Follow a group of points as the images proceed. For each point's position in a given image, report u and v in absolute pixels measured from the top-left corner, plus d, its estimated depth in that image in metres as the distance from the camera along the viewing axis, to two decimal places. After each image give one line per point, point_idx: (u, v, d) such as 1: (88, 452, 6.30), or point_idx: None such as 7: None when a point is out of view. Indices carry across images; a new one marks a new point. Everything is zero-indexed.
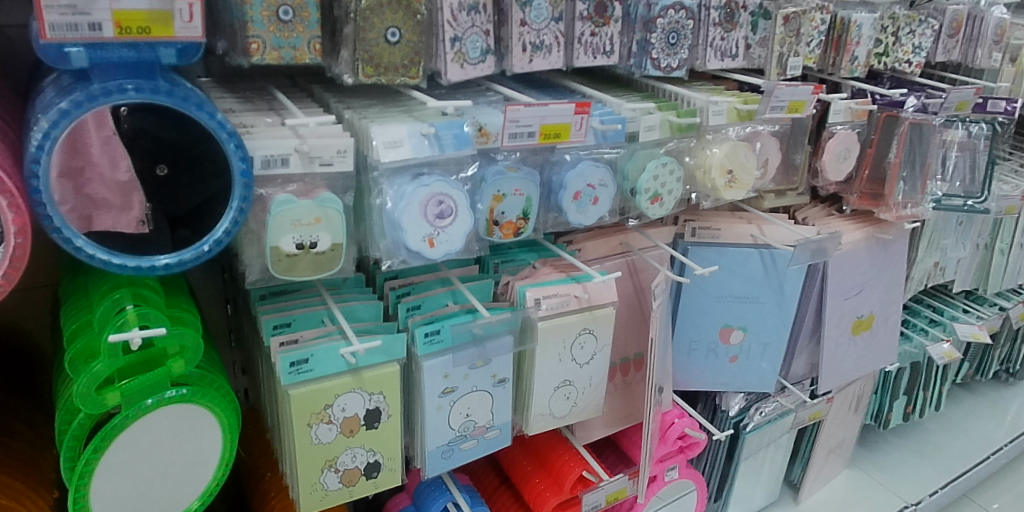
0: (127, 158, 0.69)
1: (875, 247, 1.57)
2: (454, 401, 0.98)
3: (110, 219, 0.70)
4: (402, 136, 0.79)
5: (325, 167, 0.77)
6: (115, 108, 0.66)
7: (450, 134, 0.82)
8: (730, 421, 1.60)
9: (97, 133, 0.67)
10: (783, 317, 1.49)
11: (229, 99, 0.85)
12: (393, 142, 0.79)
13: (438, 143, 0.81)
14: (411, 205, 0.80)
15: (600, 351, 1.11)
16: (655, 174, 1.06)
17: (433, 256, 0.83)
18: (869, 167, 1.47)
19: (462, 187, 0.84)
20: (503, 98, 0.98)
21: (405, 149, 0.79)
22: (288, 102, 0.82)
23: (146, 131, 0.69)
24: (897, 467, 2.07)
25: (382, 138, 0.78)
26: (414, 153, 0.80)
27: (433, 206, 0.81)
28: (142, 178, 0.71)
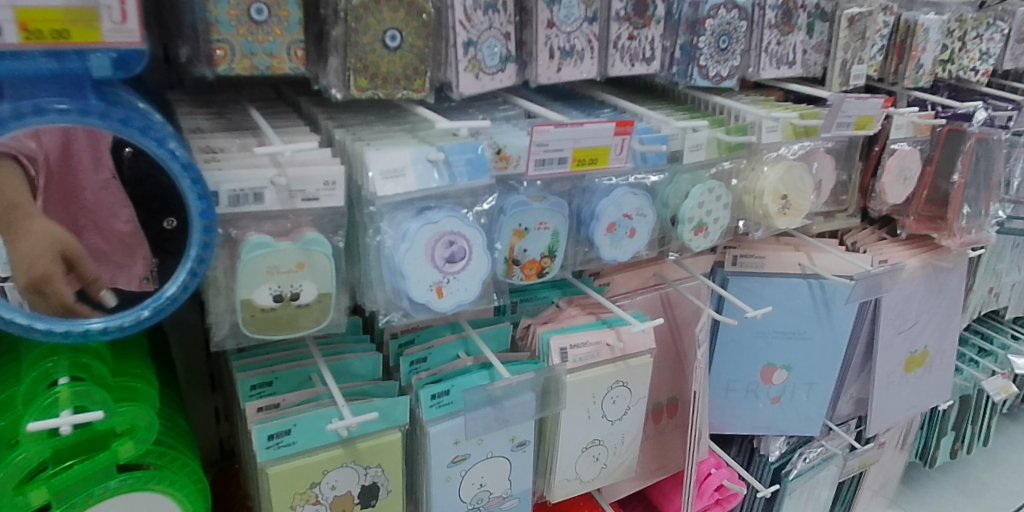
0: (127, 206, 0.56)
1: (932, 275, 1.41)
2: (465, 470, 0.83)
3: (105, 277, 0.57)
4: (404, 163, 0.65)
5: (309, 202, 0.61)
6: (117, 148, 0.53)
7: (463, 160, 0.67)
8: (770, 468, 1.44)
9: (92, 176, 0.54)
10: (833, 355, 1.34)
11: (200, 114, 0.71)
12: (393, 170, 0.64)
13: (448, 171, 0.67)
14: (416, 246, 0.65)
15: (635, 405, 0.96)
16: (701, 201, 0.91)
17: (442, 309, 0.68)
18: (928, 188, 1.32)
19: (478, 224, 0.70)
20: (524, 112, 0.85)
21: (408, 179, 0.65)
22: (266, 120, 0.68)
23: (152, 176, 0.55)
24: (944, 508, 1.90)
25: (381, 166, 0.63)
26: (419, 183, 0.65)
27: (442, 247, 0.67)
28: (147, 231, 0.56)
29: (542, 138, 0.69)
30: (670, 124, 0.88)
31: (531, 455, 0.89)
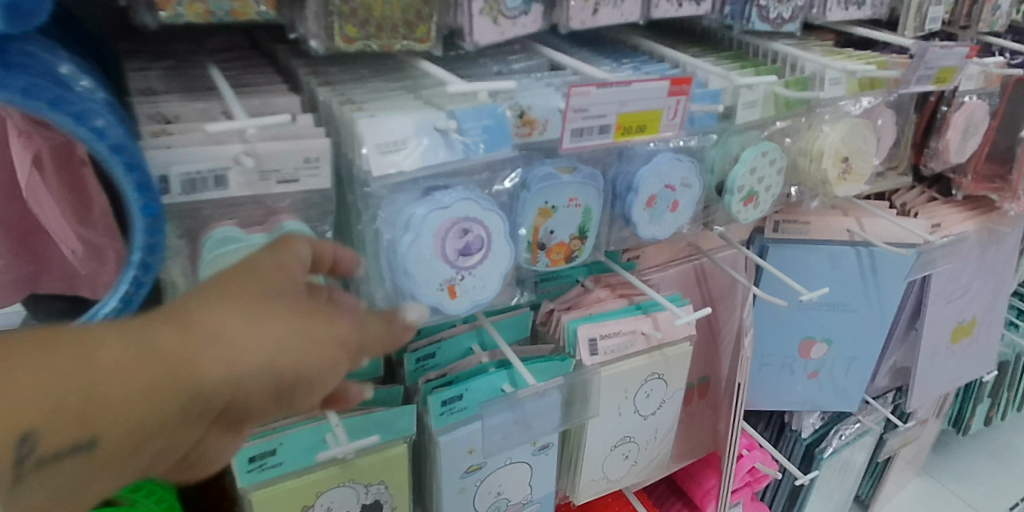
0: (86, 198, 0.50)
1: (988, 240, 1.29)
2: (480, 480, 0.73)
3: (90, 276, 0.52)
4: (406, 134, 0.52)
5: (287, 185, 0.49)
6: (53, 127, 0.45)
7: (478, 129, 0.55)
8: (801, 444, 1.35)
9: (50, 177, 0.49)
10: (879, 329, 1.22)
11: (153, 71, 0.58)
12: (394, 144, 0.51)
13: (459, 143, 0.54)
14: (422, 238, 0.53)
15: (671, 398, 0.85)
16: (754, 167, 0.79)
17: (455, 311, 0.57)
18: (990, 144, 1.18)
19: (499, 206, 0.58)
20: (547, 63, 0.72)
21: (412, 154, 0.52)
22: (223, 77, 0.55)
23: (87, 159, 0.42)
24: (973, 476, 1.83)
25: (377, 138, 0.50)
26: (426, 158, 0.53)
27: (455, 235, 0.55)
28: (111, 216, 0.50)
29: (584, 103, 0.57)
30: (737, 82, 0.74)
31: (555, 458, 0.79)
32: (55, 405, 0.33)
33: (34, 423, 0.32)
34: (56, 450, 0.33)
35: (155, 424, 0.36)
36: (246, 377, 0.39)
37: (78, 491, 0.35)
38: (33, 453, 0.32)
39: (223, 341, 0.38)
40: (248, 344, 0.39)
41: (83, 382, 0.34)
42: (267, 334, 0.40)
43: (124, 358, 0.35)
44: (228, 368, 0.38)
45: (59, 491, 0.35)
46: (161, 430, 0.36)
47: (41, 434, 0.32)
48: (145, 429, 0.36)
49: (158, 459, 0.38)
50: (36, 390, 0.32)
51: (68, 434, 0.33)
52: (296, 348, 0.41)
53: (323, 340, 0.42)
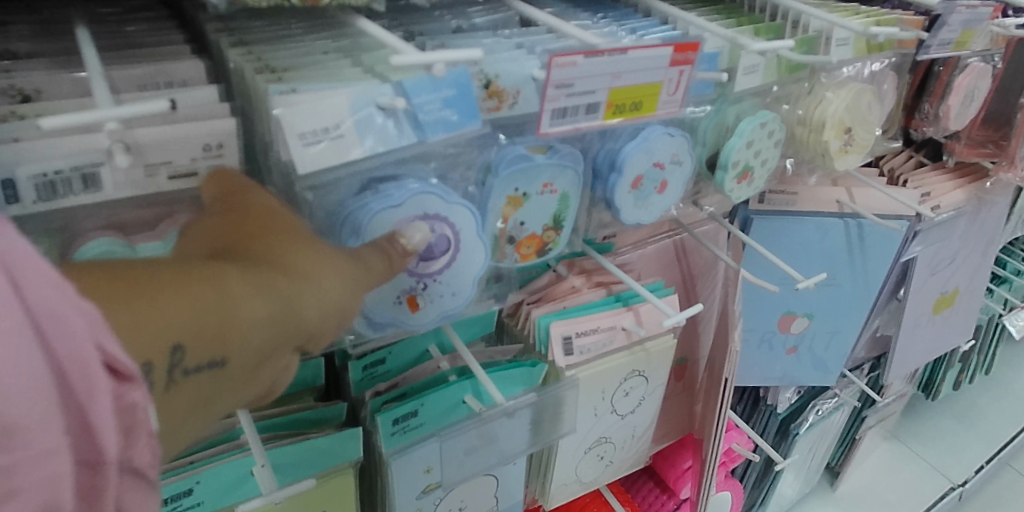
0: None
1: (977, 209, 1.23)
2: (439, 498, 0.65)
3: None
4: (342, 115, 0.41)
5: (180, 179, 0.42)
6: None
7: (436, 101, 0.45)
8: (777, 419, 1.30)
9: None
10: (864, 302, 1.15)
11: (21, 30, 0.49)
12: (325, 132, 0.41)
13: (411, 122, 0.44)
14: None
15: (651, 395, 0.77)
16: (752, 140, 0.69)
17: (417, 323, 0.51)
18: (986, 108, 1.11)
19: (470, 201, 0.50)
20: (515, 17, 0.60)
21: (349, 143, 0.42)
22: (89, 41, 0.45)
23: None
24: (937, 438, 1.84)
25: (302, 126, 0.40)
26: (367, 146, 0.43)
27: None
28: None
29: (571, 75, 0.48)
30: (748, 48, 0.63)
31: (523, 465, 0.71)
32: (200, 324, 0.32)
33: (179, 337, 0.32)
34: (192, 367, 0.33)
35: (268, 348, 0.36)
36: (339, 315, 0.39)
37: (197, 418, 0.35)
38: (176, 367, 0.32)
39: (320, 279, 0.38)
40: (335, 275, 0.39)
41: (214, 303, 0.33)
42: (350, 270, 0.40)
43: (248, 286, 0.35)
44: (327, 299, 0.38)
45: (182, 417, 0.34)
46: (272, 356, 0.37)
47: (185, 348, 0.32)
48: (263, 352, 0.36)
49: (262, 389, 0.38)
50: (177, 310, 0.32)
51: (206, 352, 0.33)
52: (368, 279, 0.41)
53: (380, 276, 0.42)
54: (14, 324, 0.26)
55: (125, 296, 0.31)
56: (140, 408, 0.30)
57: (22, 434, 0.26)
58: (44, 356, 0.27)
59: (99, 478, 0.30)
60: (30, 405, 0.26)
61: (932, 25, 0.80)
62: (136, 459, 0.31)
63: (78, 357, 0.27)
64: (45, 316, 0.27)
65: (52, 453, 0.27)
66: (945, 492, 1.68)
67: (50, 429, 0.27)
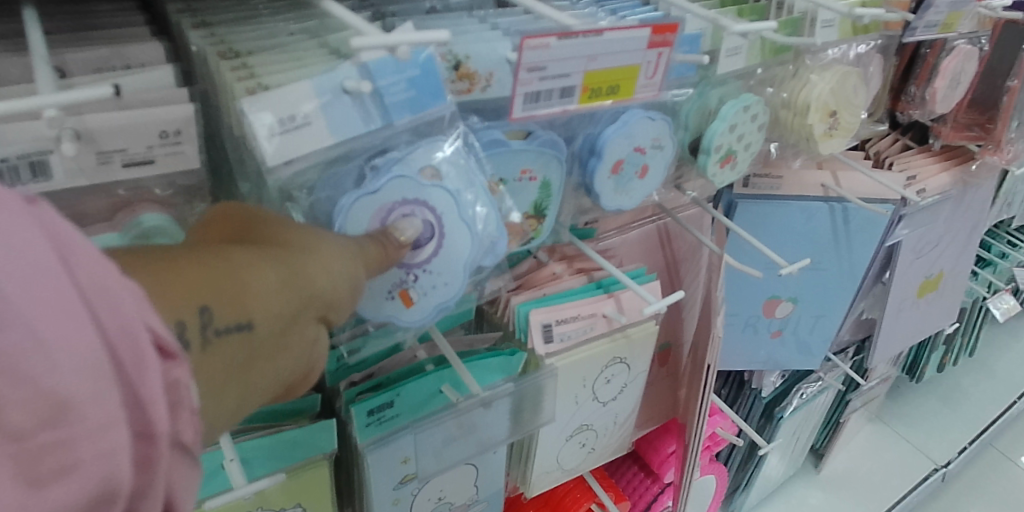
0: None
1: (963, 192, 1.22)
2: (417, 489, 0.64)
3: None
4: (308, 102, 0.40)
5: (136, 167, 0.41)
6: None
7: (402, 84, 0.43)
8: (761, 402, 1.30)
9: None
10: (850, 287, 1.14)
11: None
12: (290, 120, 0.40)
13: (377, 104, 0.43)
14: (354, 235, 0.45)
15: (633, 382, 0.76)
16: (734, 124, 0.68)
17: (413, 319, 0.49)
18: (971, 91, 1.11)
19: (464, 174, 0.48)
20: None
21: (317, 130, 0.41)
22: (39, 23, 0.44)
23: None
24: (920, 420, 1.86)
25: (270, 114, 0.39)
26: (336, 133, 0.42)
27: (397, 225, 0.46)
28: None
29: (543, 58, 0.46)
30: (728, 30, 0.62)
31: (504, 454, 0.71)
32: (215, 284, 0.32)
33: (203, 297, 0.31)
34: (222, 329, 0.32)
35: (289, 311, 0.36)
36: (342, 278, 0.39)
37: (229, 403, 0.34)
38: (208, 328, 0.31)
39: (312, 248, 0.39)
40: (335, 254, 0.40)
41: (229, 269, 0.33)
42: (338, 242, 0.41)
43: (247, 255, 0.35)
44: (326, 263, 0.39)
45: (221, 389, 0.33)
46: (293, 321, 0.36)
47: (212, 307, 0.31)
48: (285, 322, 0.36)
49: (287, 374, 0.37)
50: (188, 274, 0.31)
51: (231, 311, 0.32)
52: (369, 259, 0.42)
53: (377, 264, 0.43)
54: (63, 294, 0.24)
55: (140, 266, 0.30)
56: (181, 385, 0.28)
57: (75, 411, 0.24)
58: (94, 327, 0.25)
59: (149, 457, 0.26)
60: (83, 378, 0.24)
61: (918, 7, 0.80)
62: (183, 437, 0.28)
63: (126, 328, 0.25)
64: (89, 287, 0.25)
65: (109, 428, 0.24)
66: (929, 473, 1.70)
67: (102, 401, 0.24)
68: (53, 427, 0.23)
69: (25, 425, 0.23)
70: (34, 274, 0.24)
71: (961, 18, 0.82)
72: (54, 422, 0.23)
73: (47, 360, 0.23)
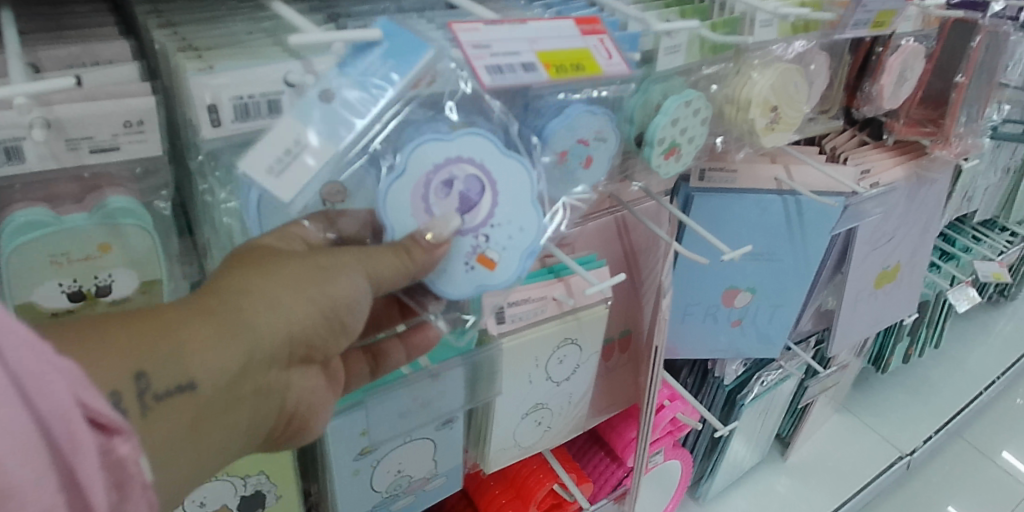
0: None
1: (916, 186, 1.26)
2: (377, 460, 0.69)
3: None
4: (287, 125, 0.46)
5: (103, 153, 0.45)
6: None
7: (378, 65, 0.48)
8: (724, 389, 1.35)
9: None
10: (804, 277, 1.19)
11: None
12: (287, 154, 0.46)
13: (364, 89, 0.48)
14: (408, 214, 0.55)
15: (585, 363, 0.80)
16: (676, 117, 0.72)
17: (501, 272, 0.58)
18: (924, 88, 1.16)
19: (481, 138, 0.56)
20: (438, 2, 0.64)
21: (315, 152, 0.46)
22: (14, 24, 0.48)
23: None
24: (888, 410, 1.92)
25: (263, 160, 0.46)
26: (328, 142, 0.47)
27: (446, 191, 0.56)
28: None
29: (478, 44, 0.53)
30: (655, 28, 0.67)
31: (461, 430, 0.75)
32: (155, 356, 0.43)
33: (140, 366, 0.43)
34: (162, 392, 0.44)
35: (230, 364, 0.46)
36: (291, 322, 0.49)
37: (182, 437, 0.46)
38: (146, 393, 0.43)
39: (270, 297, 0.48)
40: (289, 302, 0.49)
41: (166, 339, 0.44)
42: (301, 286, 0.50)
43: (197, 320, 0.46)
44: (275, 316, 0.48)
45: (170, 432, 0.45)
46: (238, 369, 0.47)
47: (147, 374, 0.43)
48: (226, 374, 0.46)
49: (241, 406, 0.49)
50: (133, 348, 0.43)
51: (169, 378, 0.44)
52: (373, 274, 0.52)
53: (387, 266, 0.52)
54: (3, 390, 0.34)
55: (97, 341, 0.42)
56: (123, 461, 0.39)
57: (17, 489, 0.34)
58: (31, 417, 0.35)
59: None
60: (27, 468, 0.34)
61: None
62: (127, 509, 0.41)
63: (58, 413, 0.35)
64: (29, 383, 0.35)
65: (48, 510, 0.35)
66: (893, 462, 1.76)
67: (41, 483, 0.34)
68: None
69: None
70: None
71: (893, 16, 0.86)
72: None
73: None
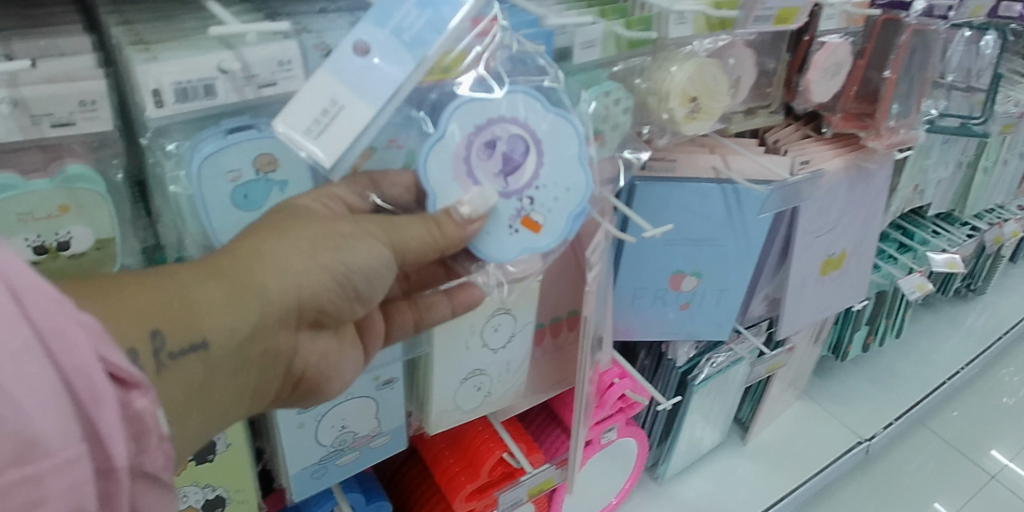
0: None
1: (856, 178, 1.33)
2: (321, 415, 0.77)
3: None
4: (327, 83, 0.59)
5: (62, 128, 0.53)
6: None
7: (417, 23, 0.60)
8: (677, 371, 1.43)
9: None
10: (747, 262, 1.26)
11: None
12: (325, 112, 0.59)
13: (406, 41, 0.60)
14: (448, 171, 0.66)
15: (521, 332, 0.88)
16: (596, 106, 0.80)
17: (543, 233, 0.69)
18: (858, 83, 1.23)
19: (523, 102, 0.67)
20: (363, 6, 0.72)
21: (345, 105, 0.59)
22: None
23: None
24: (851, 397, 2.00)
25: (298, 121, 0.59)
26: (364, 95, 0.59)
27: (491, 153, 0.67)
28: None
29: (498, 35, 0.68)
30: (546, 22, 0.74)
31: (401, 391, 0.82)
32: (172, 316, 0.52)
33: (155, 324, 0.51)
34: (175, 351, 0.52)
35: (238, 326, 0.56)
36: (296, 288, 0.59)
37: (194, 393, 0.55)
38: (160, 350, 0.51)
39: (278, 268, 0.58)
40: (292, 272, 0.59)
41: (180, 303, 0.52)
42: (305, 259, 0.59)
43: (212, 287, 0.55)
44: (281, 284, 0.58)
45: (182, 387, 0.54)
46: (247, 330, 0.57)
47: (162, 332, 0.51)
48: (232, 335, 0.55)
49: (246, 365, 0.59)
50: (152, 309, 0.51)
51: (183, 338, 0.52)
52: (376, 247, 0.62)
53: (401, 241, 0.63)
54: (30, 346, 0.40)
55: (119, 304, 0.50)
56: (145, 414, 0.45)
57: (47, 442, 0.39)
58: (55, 371, 0.41)
59: (116, 472, 0.43)
60: (49, 421, 0.40)
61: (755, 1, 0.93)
62: (148, 461, 0.47)
63: (80, 368, 0.41)
64: (54, 344, 0.41)
65: (72, 460, 0.40)
66: (852, 446, 1.83)
67: (67, 437, 0.40)
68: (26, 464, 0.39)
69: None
70: (10, 330, 0.39)
71: (795, 14, 0.93)
72: (25, 456, 0.39)
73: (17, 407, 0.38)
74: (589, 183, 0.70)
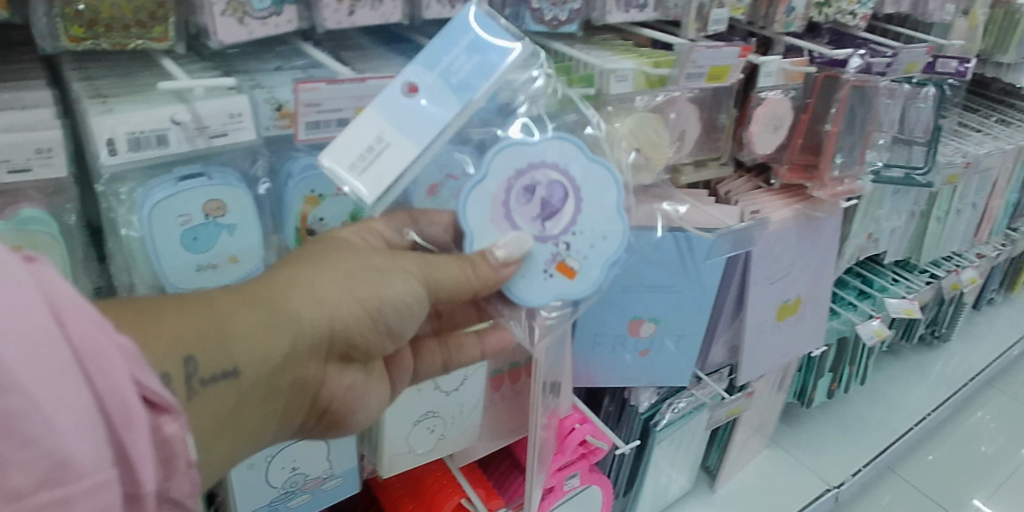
0: None
1: (806, 227, 1.39)
2: (272, 456, 0.78)
3: None
4: (381, 123, 0.65)
5: (19, 174, 0.56)
6: None
7: (466, 67, 0.66)
8: (639, 416, 1.45)
9: None
10: (703, 308, 1.30)
11: None
12: (371, 149, 0.65)
13: (450, 84, 0.65)
14: (485, 212, 0.70)
15: (473, 374, 0.90)
16: None
17: (578, 278, 0.72)
18: (802, 135, 1.30)
19: (565, 149, 0.71)
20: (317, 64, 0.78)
21: (392, 143, 0.65)
22: None
23: None
24: (819, 444, 2.02)
25: (351, 158, 0.65)
26: (410, 135, 0.65)
27: (529, 195, 0.71)
28: None
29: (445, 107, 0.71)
30: None
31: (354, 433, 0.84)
32: (208, 345, 0.53)
33: (190, 351, 0.52)
34: (207, 378, 0.53)
35: (270, 355, 0.57)
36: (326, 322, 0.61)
37: (221, 418, 0.57)
38: (192, 376, 0.52)
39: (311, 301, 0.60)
40: (325, 305, 0.61)
41: (215, 332, 0.54)
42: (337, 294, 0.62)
43: (248, 316, 0.57)
44: (313, 317, 0.60)
45: (210, 412, 0.55)
46: (278, 360, 0.58)
47: (195, 359, 0.52)
48: (261, 363, 0.57)
49: (276, 394, 0.61)
50: (188, 335, 0.53)
51: (216, 365, 0.54)
52: (407, 283, 0.65)
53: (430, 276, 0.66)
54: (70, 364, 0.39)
55: (156, 330, 0.51)
56: (173, 439, 0.45)
57: (78, 465, 0.38)
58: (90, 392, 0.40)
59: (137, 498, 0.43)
60: (86, 444, 0.38)
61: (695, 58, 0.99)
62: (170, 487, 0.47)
63: (113, 390, 0.41)
64: (93, 366, 0.40)
65: (101, 486, 0.38)
66: (822, 492, 1.84)
67: (97, 462, 0.39)
68: (50, 488, 0.37)
69: (24, 483, 0.37)
70: (50, 345, 0.38)
71: (726, 71, 0.99)
72: (49, 481, 0.37)
73: (49, 427, 0.37)
74: (626, 232, 0.73)
